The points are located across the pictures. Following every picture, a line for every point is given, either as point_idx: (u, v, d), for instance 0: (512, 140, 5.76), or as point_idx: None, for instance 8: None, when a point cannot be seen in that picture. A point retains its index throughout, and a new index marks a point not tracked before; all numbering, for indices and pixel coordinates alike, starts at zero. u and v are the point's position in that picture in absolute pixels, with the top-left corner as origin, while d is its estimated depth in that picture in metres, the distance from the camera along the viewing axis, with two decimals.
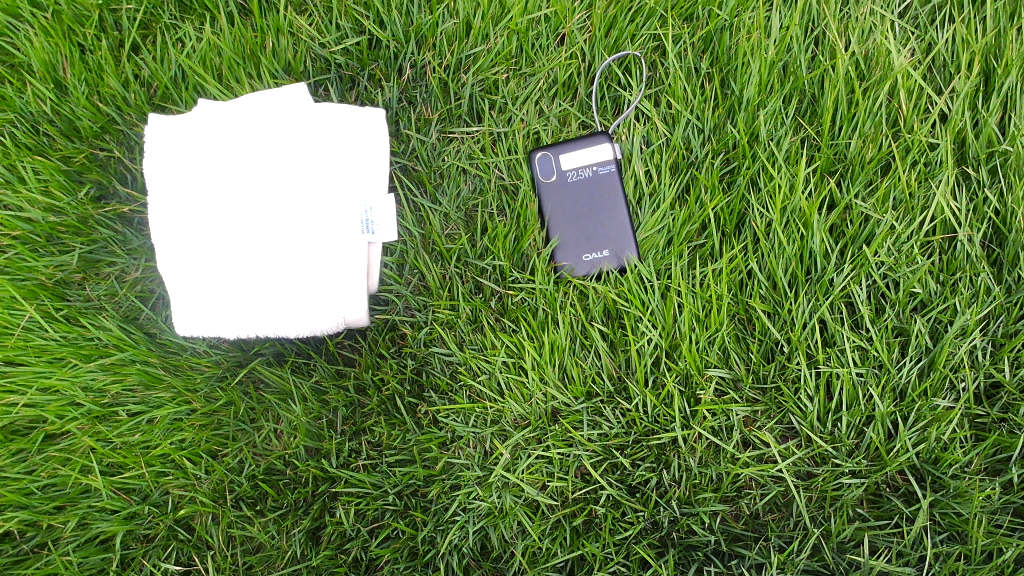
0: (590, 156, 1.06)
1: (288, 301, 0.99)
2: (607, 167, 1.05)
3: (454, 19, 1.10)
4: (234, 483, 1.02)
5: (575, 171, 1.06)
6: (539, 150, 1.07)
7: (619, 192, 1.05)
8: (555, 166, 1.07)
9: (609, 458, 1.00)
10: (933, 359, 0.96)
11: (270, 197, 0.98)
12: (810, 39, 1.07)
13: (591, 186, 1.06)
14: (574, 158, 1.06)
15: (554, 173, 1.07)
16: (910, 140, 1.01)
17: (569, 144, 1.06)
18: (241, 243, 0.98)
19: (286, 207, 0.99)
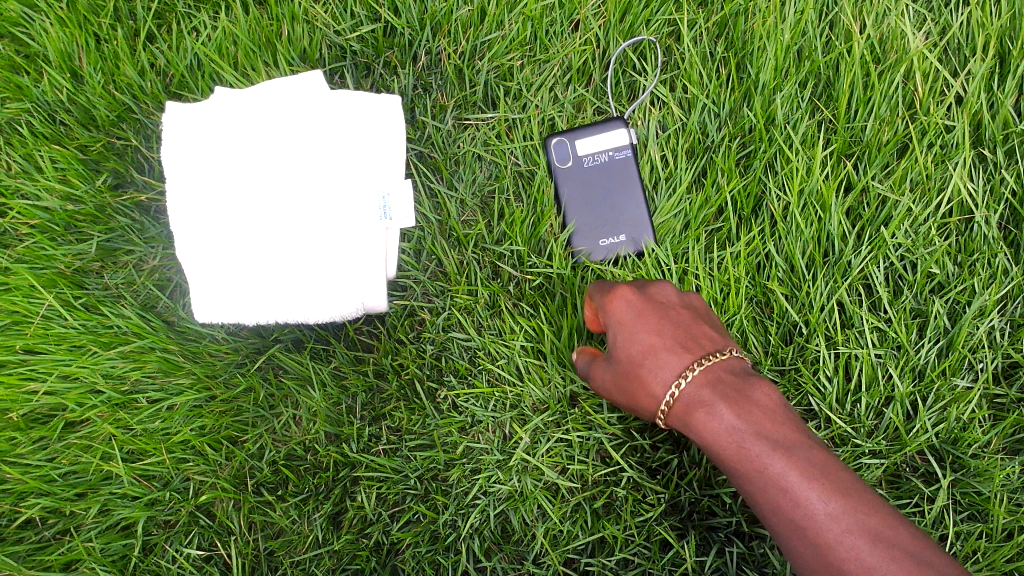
0: (606, 140, 1.06)
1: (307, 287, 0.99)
2: (625, 151, 1.06)
3: (469, 5, 1.09)
4: (254, 468, 1.03)
5: (591, 155, 1.06)
6: (556, 135, 1.07)
7: (635, 176, 1.06)
8: (571, 151, 1.07)
9: (628, 441, 1.00)
10: (951, 339, 0.97)
11: None
12: (825, 24, 1.07)
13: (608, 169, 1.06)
14: (590, 142, 1.06)
15: (570, 158, 1.06)
16: (926, 123, 1.02)
17: (586, 128, 1.06)
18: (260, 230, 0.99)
19: (303, 195, 1.00)
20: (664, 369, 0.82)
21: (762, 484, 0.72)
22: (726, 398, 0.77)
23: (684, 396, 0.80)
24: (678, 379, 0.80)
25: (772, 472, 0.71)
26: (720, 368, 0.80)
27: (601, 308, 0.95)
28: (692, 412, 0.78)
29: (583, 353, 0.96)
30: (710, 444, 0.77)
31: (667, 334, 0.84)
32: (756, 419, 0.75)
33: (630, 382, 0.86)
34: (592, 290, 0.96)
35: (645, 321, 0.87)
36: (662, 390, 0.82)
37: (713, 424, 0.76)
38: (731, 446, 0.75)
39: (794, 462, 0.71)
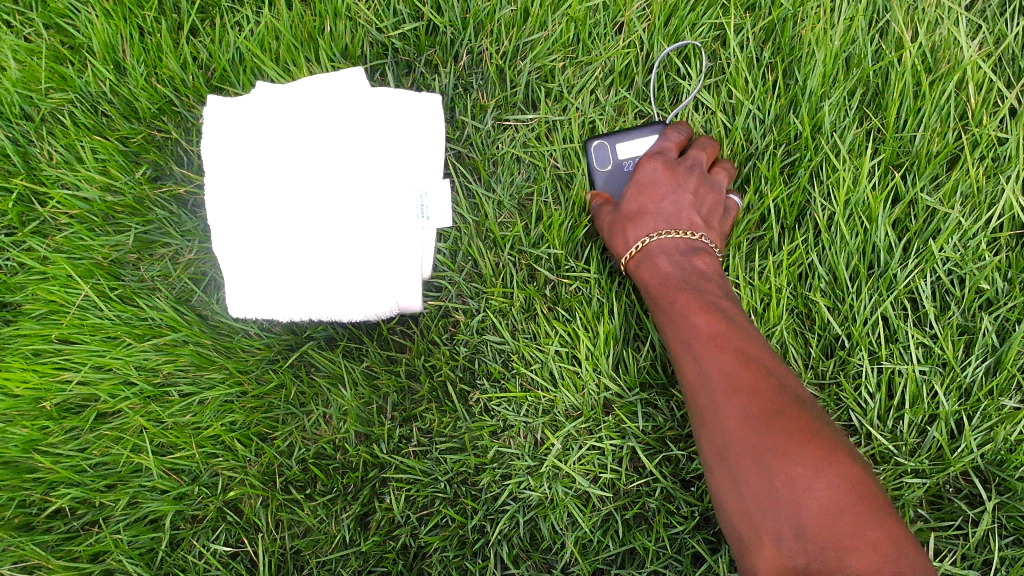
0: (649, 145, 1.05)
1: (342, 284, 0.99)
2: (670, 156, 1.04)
3: (512, 5, 1.08)
4: (283, 465, 1.02)
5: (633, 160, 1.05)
6: (597, 138, 1.05)
7: None
8: (611, 155, 1.05)
9: (663, 451, 0.99)
10: (1000, 358, 0.95)
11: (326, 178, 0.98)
12: (875, 31, 1.05)
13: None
14: (632, 147, 1.05)
15: (610, 162, 1.05)
16: (979, 134, 0.99)
17: (626, 132, 1.05)
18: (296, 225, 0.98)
19: (342, 191, 0.99)
20: (658, 266, 0.96)
21: (701, 393, 0.87)
22: (714, 341, 0.88)
23: (646, 248, 0.97)
24: (638, 243, 0.97)
25: (709, 390, 0.86)
26: (676, 241, 0.97)
27: (633, 190, 1.00)
28: (675, 327, 0.92)
29: (600, 216, 1.01)
30: (675, 342, 0.91)
31: (668, 273, 0.95)
32: (716, 344, 0.88)
33: (608, 232, 1.00)
34: (649, 156, 1.01)
35: (655, 189, 0.99)
36: (628, 247, 0.98)
37: (666, 277, 0.95)
38: (689, 358, 0.89)
39: (733, 396, 0.84)
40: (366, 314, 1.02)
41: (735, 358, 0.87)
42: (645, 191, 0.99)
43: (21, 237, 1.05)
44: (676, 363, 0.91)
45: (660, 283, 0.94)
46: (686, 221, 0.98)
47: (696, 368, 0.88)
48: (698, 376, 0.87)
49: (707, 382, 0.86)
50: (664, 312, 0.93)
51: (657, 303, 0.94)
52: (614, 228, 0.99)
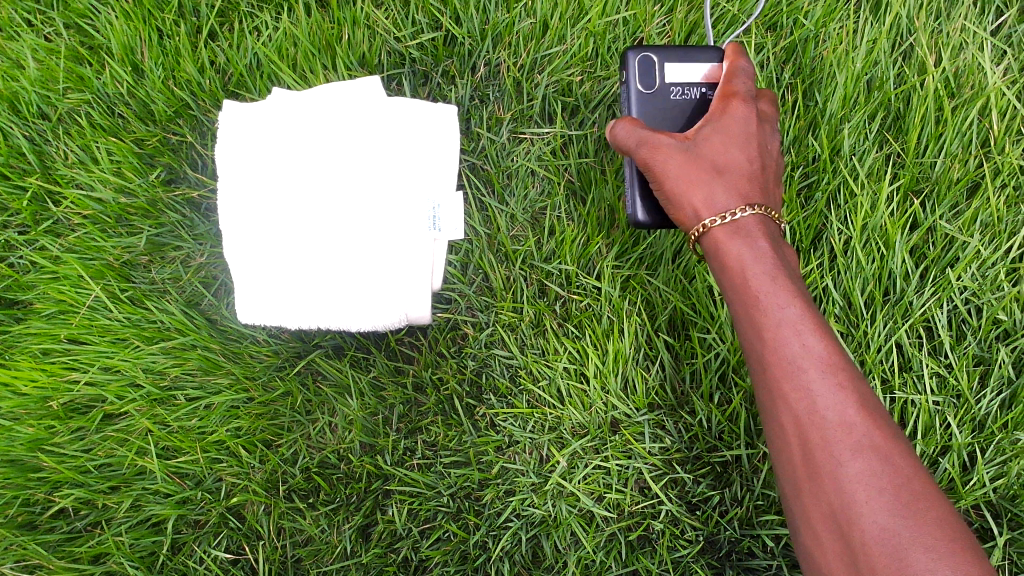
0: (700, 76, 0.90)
1: (353, 295, 0.99)
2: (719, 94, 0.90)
3: (531, 18, 1.07)
4: (287, 474, 1.01)
5: (679, 86, 0.90)
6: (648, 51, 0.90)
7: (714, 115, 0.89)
8: (656, 72, 0.89)
9: (669, 473, 0.98)
10: (1015, 390, 0.94)
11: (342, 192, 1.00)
12: (898, 54, 1.04)
13: (693, 109, 0.89)
14: (679, 70, 0.90)
15: (655, 79, 0.89)
16: (1001, 162, 0.98)
17: (672, 49, 0.90)
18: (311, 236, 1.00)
19: (353, 203, 1.00)
20: (751, 267, 0.76)
21: (809, 432, 0.69)
22: (835, 374, 0.70)
23: (736, 222, 0.78)
24: (728, 212, 0.78)
25: (825, 433, 0.68)
26: (761, 226, 0.78)
27: (716, 130, 0.82)
28: (778, 347, 0.72)
29: (666, 149, 0.81)
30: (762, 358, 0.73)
31: (771, 278, 0.75)
32: (837, 380, 0.70)
33: (680, 174, 0.80)
34: (730, 95, 0.84)
35: (747, 141, 0.82)
36: (710, 208, 0.78)
37: (767, 276, 0.75)
38: (797, 388, 0.70)
39: (858, 448, 0.67)
40: (375, 325, 1.01)
41: (862, 404, 0.69)
42: (736, 140, 0.82)
43: (34, 236, 1.05)
44: (777, 391, 0.72)
45: (763, 282, 0.75)
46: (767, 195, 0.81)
47: (809, 400, 0.69)
48: (812, 411, 0.69)
49: (826, 421, 0.68)
50: (757, 320, 0.74)
51: (749, 305, 0.75)
52: (694, 174, 0.79)
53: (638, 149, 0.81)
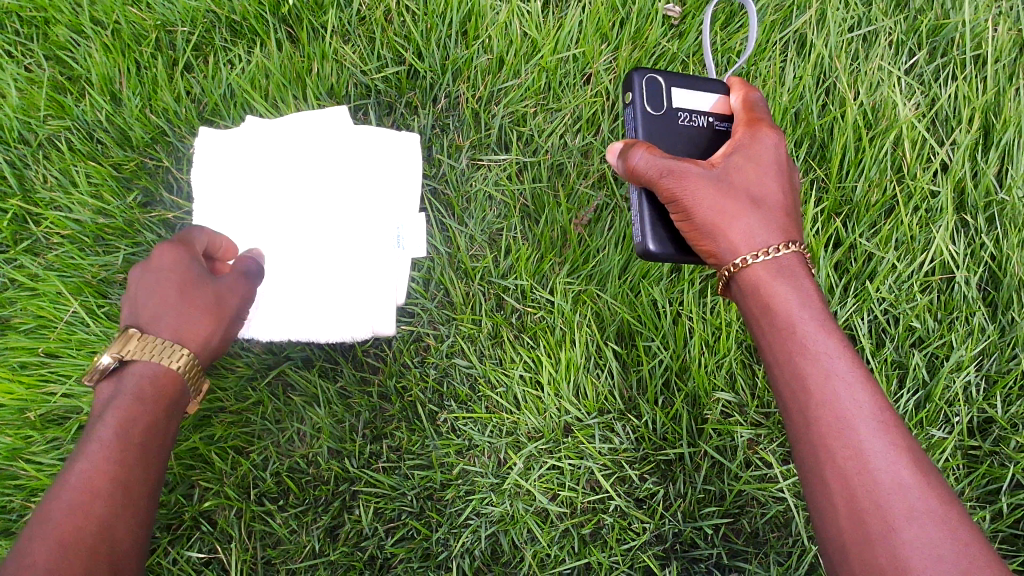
0: (709, 106, 0.95)
1: (325, 307, 1.06)
2: (726, 124, 0.95)
3: (488, 55, 1.16)
4: (257, 478, 1.06)
5: (687, 112, 0.93)
6: (655, 73, 0.93)
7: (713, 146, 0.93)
8: (665, 96, 0.93)
9: (618, 472, 1.06)
10: (929, 391, 1.04)
11: (313, 214, 1.10)
12: (822, 89, 1.14)
13: (702, 135, 0.93)
14: (687, 98, 0.94)
15: (664, 102, 0.92)
16: (913, 187, 1.09)
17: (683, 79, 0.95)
18: (284, 253, 1.07)
19: (316, 225, 1.09)
20: (797, 313, 0.79)
21: (856, 483, 0.69)
22: (885, 432, 0.71)
23: (776, 260, 0.81)
24: (768, 249, 0.81)
25: (876, 488, 0.68)
26: (798, 266, 0.82)
27: (739, 160, 0.85)
28: (828, 400, 0.74)
29: (694, 177, 0.81)
30: (811, 406, 0.75)
31: (812, 327, 0.78)
32: (887, 436, 0.71)
33: (712, 204, 0.81)
34: (758, 128, 0.87)
35: (768, 171, 0.85)
36: (749, 239, 0.81)
37: (800, 332, 0.78)
38: (848, 446, 0.71)
39: (920, 497, 0.68)
40: (343, 336, 1.06)
41: (913, 464, 0.70)
42: (761, 173, 0.85)
43: (13, 255, 1.10)
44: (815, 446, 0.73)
45: (798, 333, 0.78)
46: (798, 231, 0.85)
47: (860, 452, 0.71)
48: (865, 466, 0.70)
49: (879, 479, 0.69)
50: (803, 369, 0.76)
51: (787, 356, 0.78)
52: (729, 205, 0.81)
53: (661, 178, 0.81)
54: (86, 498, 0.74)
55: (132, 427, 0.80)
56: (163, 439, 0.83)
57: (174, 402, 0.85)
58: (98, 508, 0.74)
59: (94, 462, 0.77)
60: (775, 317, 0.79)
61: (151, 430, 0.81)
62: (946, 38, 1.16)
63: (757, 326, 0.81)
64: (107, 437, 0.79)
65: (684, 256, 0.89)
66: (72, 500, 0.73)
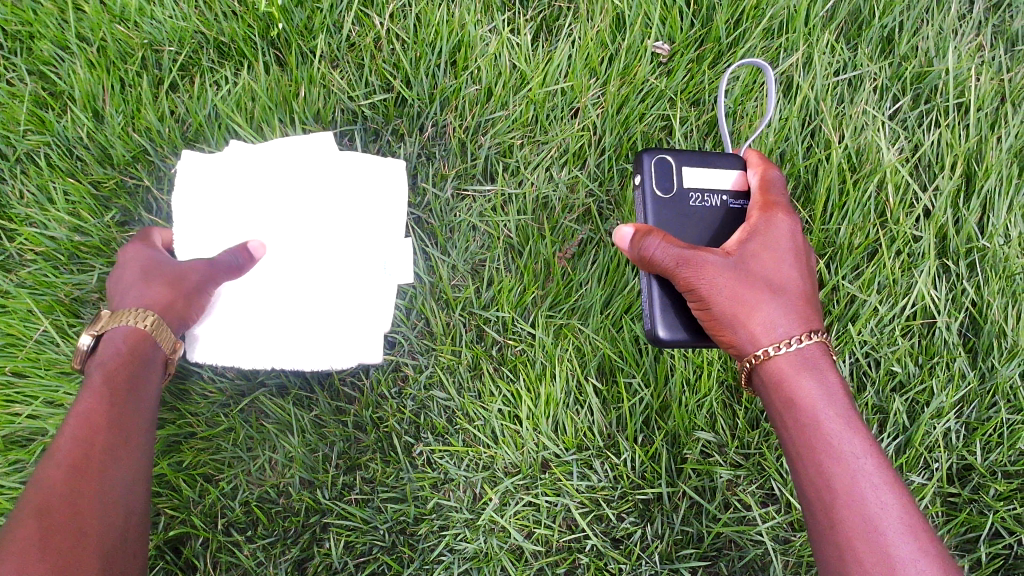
0: (723, 184, 0.94)
1: (308, 336, 1.06)
2: (740, 203, 0.94)
3: (477, 85, 1.16)
4: (226, 508, 1.04)
5: (699, 192, 0.93)
6: (665, 153, 0.92)
7: (723, 226, 0.92)
8: (676, 176, 0.92)
9: (595, 511, 1.05)
10: (909, 437, 1.05)
11: (299, 241, 1.08)
12: (808, 132, 1.15)
13: (716, 215, 0.92)
14: (699, 176, 0.93)
15: (674, 183, 0.92)
16: (896, 232, 1.09)
17: (695, 156, 0.93)
18: (269, 281, 1.06)
19: (302, 252, 1.08)
20: (821, 408, 0.80)
21: None
22: (914, 536, 0.73)
23: (800, 351, 0.82)
24: (790, 341, 0.82)
25: None
26: (821, 356, 0.83)
27: (755, 248, 0.85)
28: (855, 500, 0.76)
29: (712, 266, 0.81)
30: (837, 506, 0.76)
31: (838, 424, 0.80)
32: (916, 541, 0.73)
33: (731, 296, 0.81)
34: (772, 212, 0.88)
35: (783, 256, 0.86)
36: (769, 329, 0.83)
37: (825, 428, 0.80)
38: (876, 550, 0.73)
39: None
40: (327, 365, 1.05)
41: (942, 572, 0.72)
42: (778, 259, 0.86)
43: None
44: (841, 547, 0.75)
45: (822, 429, 0.80)
46: (816, 316, 0.86)
47: (887, 558, 0.73)
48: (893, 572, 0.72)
49: None
50: (829, 467, 0.78)
51: (812, 451, 0.79)
52: (749, 295, 0.82)
53: (678, 269, 0.80)
54: (85, 431, 0.80)
55: (117, 374, 0.86)
56: (149, 386, 0.89)
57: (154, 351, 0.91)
58: (98, 438, 0.80)
59: (89, 404, 0.83)
60: (798, 411, 0.81)
61: (135, 376, 0.88)
62: (929, 85, 1.17)
63: (779, 419, 0.83)
64: (95, 385, 0.85)
65: (694, 339, 0.88)
66: (74, 432, 0.80)
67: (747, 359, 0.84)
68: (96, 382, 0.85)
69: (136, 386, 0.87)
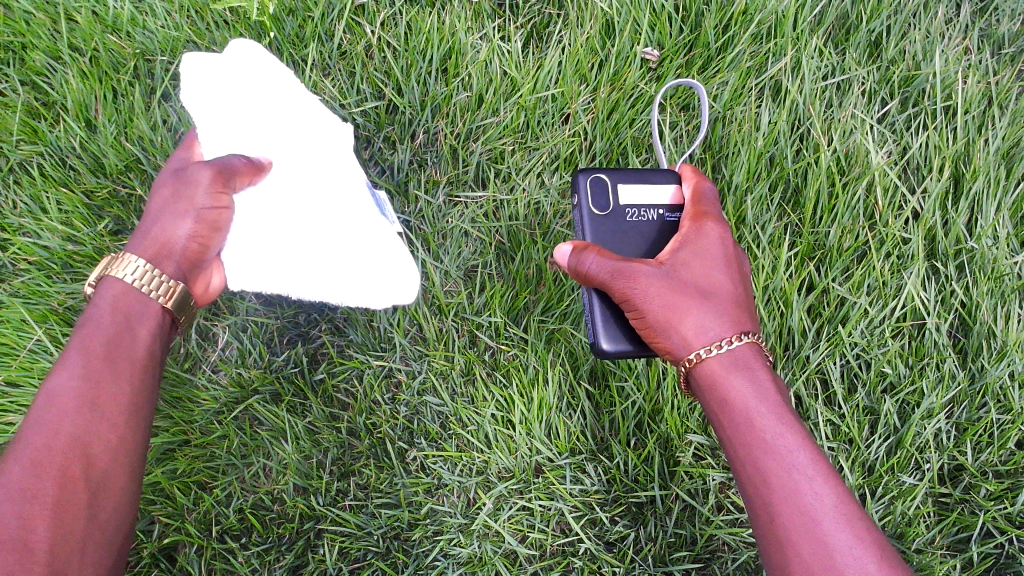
0: (659, 199, 0.97)
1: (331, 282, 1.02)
2: (676, 215, 0.96)
3: (468, 92, 1.16)
4: (220, 515, 1.04)
5: (635, 208, 0.95)
6: (599, 172, 0.96)
7: (660, 238, 0.94)
8: (611, 194, 0.95)
9: (589, 514, 1.05)
10: (900, 437, 1.05)
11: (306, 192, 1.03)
12: (797, 135, 1.16)
13: (652, 228, 0.95)
14: (636, 193, 0.96)
15: (609, 200, 0.95)
16: (885, 234, 1.10)
17: (630, 174, 0.97)
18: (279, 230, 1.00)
19: (309, 204, 1.03)
20: (753, 406, 0.80)
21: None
22: (849, 524, 0.72)
23: (731, 353, 0.82)
24: (721, 342, 0.82)
25: None
26: (753, 357, 0.83)
27: (686, 255, 0.87)
28: (790, 493, 0.74)
29: (644, 276, 0.83)
30: (773, 501, 0.75)
31: (770, 419, 0.79)
32: (852, 529, 0.72)
33: (662, 300, 0.82)
34: (702, 221, 0.90)
35: (715, 262, 0.87)
36: (701, 333, 0.82)
37: (758, 424, 0.79)
38: (814, 540, 0.71)
39: None
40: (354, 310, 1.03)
41: (879, 559, 0.70)
42: (710, 265, 0.86)
43: None
44: (780, 541, 0.73)
45: (756, 424, 0.79)
46: (751, 321, 0.86)
47: (825, 548, 0.71)
48: (832, 562, 0.70)
49: (844, 572, 0.69)
50: (764, 462, 0.77)
51: (749, 448, 0.78)
52: (680, 300, 0.83)
53: (612, 280, 0.83)
54: (55, 414, 0.74)
55: (93, 335, 0.80)
56: (119, 360, 0.80)
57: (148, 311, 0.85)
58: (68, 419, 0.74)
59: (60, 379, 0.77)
60: (732, 411, 0.80)
61: (125, 342, 0.82)
62: (917, 89, 1.18)
63: (717, 422, 0.82)
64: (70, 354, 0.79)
65: (637, 349, 0.90)
66: (44, 417, 0.74)
67: (682, 364, 0.84)
68: (87, 345, 0.80)
69: (121, 342, 0.81)
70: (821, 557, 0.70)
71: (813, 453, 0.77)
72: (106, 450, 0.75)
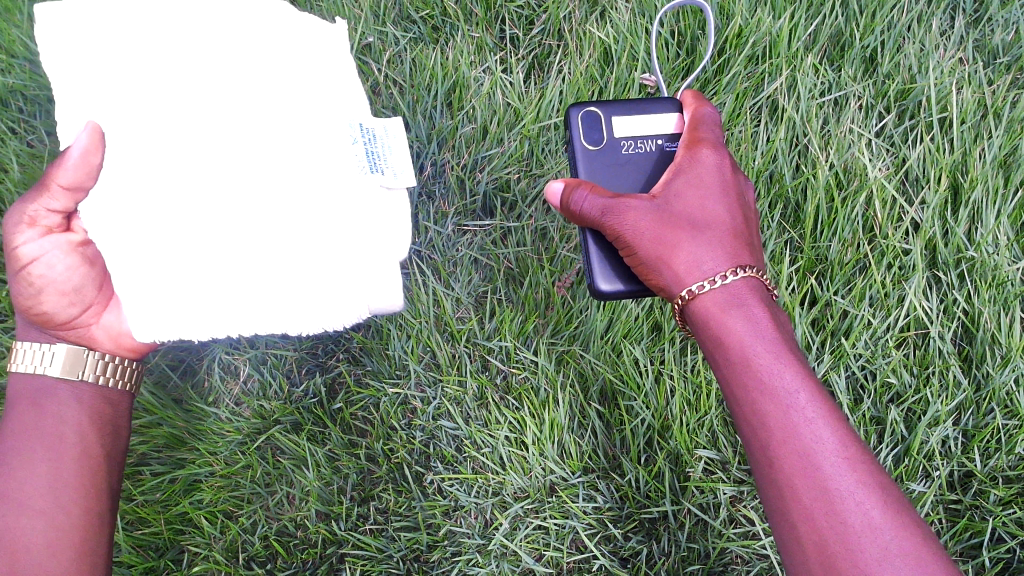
0: (656, 129, 0.98)
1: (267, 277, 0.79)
2: (675, 144, 0.97)
3: (472, 123, 1.20)
4: (247, 543, 1.08)
5: (632, 141, 0.98)
6: (592, 106, 0.98)
7: (657, 168, 0.96)
8: (605, 127, 0.98)
9: (603, 531, 1.08)
10: (907, 446, 1.07)
11: (236, 152, 0.79)
12: (795, 152, 1.18)
13: (650, 158, 0.97)
14: (633, 125, 0.98)
15: (603, 134, 0.97)
16: (885, 246, 1.12)
17: (626, 107, 0.99)
18: (196, 208, 0.78)
19: (241, 168, 0.79)
20: (751, 345, 0.80)
21: (823, 522, 0.72)
22: (850, 468, 0.74)
23: (726, 287, 0.82)
24: (715, 277, 0.82)
25: (847, 531, 0.71)
26: (749, 293, 0.83)
27: (681, 186, 0.87)
28: (791, 437, 0.75)
29: (636, 211, 0.85)
30: (772, 445, 0.76)
31: (768, 360, 0.79)
32: (853, 471, 0.74)
33: (653, 238, 0.84)
34: (698, 149, 0.89)
35: (712, 192, 0.87)
36: (695, 267, 0.83)
37: (756, 365, 0.79)
38: (814, 487, 0.73)
39: (892, 528, 0.71)
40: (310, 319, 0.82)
41: (881, 502, 0.73)
42: (706, 196, 0.87)
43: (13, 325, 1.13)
44: (779, 484, 0.75)
45: (755, 365, 0.79)
46: (750, 253, 0.86)
47: (827, 493, 0.73)
48: (833, 508, 0.72)
49: (845, 517, 0.71)
50: (762, 404, 0.78)
51: (747, 389, 0.79)
52: (670, 235, 0.84)
53: (603, 219, 0.85)
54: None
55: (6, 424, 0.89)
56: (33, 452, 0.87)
57: (48, 391, 0.90)
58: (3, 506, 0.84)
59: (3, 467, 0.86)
60: (728, 351, 0.80)
61: (37, 425, 0.88)
62: (914, 101, 1.20)
63: (713, 360, 0.82)
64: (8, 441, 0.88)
65: (634, 289, 0.92)
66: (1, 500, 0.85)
67: (677, 301, 0.85)
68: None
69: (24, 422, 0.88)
70: (822, 503, 0.73)
71: (814, 391, 0.78)
72: (33, 550, 0.83)
